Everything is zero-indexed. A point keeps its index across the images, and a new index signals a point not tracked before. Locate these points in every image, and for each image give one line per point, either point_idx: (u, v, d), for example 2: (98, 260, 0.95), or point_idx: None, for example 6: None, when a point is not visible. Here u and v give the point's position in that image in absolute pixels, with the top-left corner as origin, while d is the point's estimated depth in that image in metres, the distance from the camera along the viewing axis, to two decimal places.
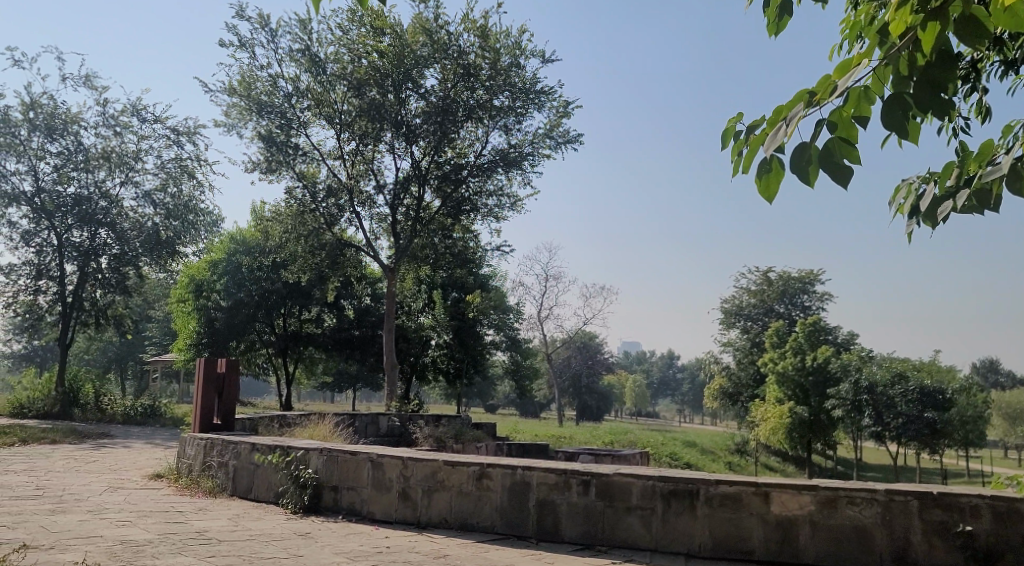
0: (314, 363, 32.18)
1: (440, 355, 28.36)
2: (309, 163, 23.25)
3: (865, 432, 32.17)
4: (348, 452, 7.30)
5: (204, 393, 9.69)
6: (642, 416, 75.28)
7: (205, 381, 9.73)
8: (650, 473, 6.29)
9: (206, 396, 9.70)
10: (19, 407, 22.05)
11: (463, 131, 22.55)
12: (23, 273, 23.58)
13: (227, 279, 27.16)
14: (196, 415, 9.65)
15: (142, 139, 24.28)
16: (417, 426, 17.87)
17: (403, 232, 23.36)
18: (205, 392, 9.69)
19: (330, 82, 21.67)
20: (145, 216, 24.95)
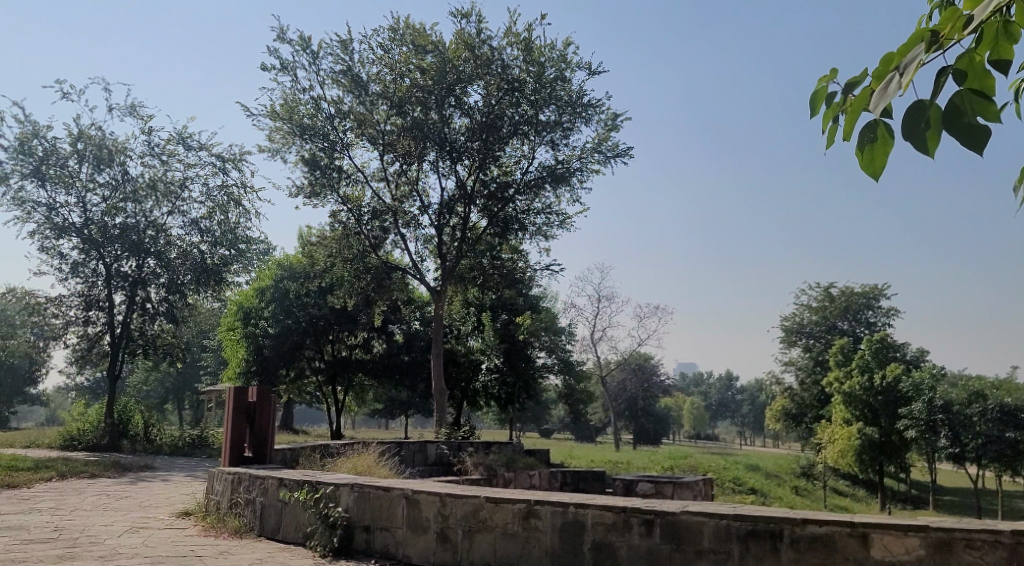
0: (365, 390, 31.71)
1: (491, 381, 27.63)
2: (354, 186, 22.90)
3: (941, 455, 30.12)
4: (381, 488, 6.57)
5: (234, 423, 9.09)
6: (701, 439, 73.28)
7: (235, 410, 9.17)
8: (723, 511, 5.42)
9: (237, 427, 9.11)
10: (69, 440, 21.96)
11: (508, 147, 21.94)
12: (74, 305, 23.65)
13: (275, 307, 26.94)
14: (226, 447, 9.06)
15: (188, 167, 24.24)
16: (467, 454, 17.10)
17: (451, 253, 22.76)
18: (234, 422, 9.10)
19: (372, 102, 21.27)
20: (192, 244, 24.84)
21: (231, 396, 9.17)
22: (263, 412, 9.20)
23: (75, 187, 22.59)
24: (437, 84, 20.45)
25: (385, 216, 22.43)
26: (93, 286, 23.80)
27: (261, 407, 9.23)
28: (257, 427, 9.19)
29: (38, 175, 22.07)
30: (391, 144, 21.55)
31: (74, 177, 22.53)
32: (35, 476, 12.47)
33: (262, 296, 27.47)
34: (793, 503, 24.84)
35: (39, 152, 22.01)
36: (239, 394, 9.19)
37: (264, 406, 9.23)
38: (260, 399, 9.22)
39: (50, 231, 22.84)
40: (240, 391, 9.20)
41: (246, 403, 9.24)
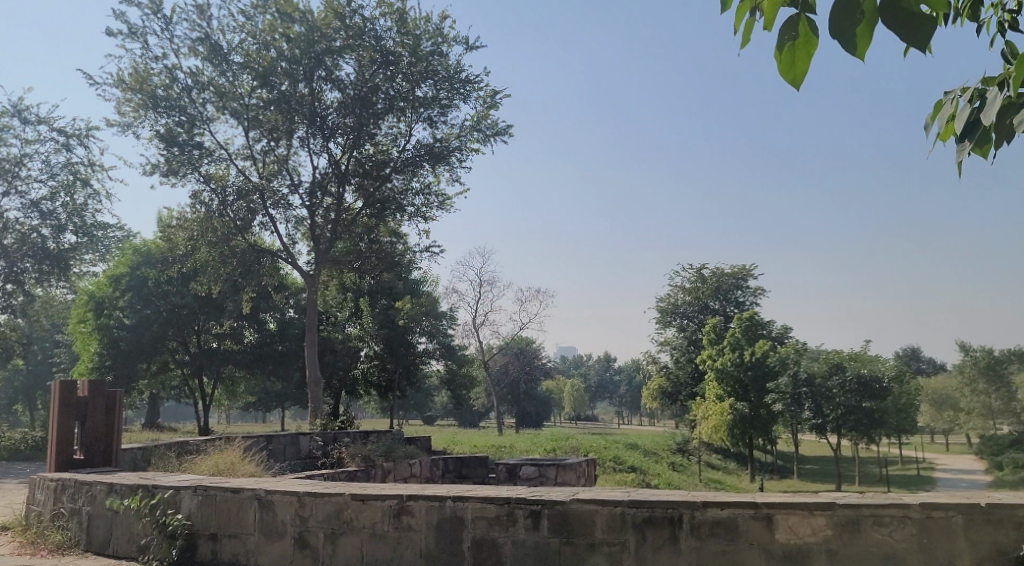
0: (235, 383, 29.99)
1: (371, 368, 26.37)
2: (217, 164, 21.35)
3: (806, 426, 31.21)
4: (228, 490, 5.70)
5: (60, 421, 7.96)
6: (581, 421, 74.38)
7: (61, 408, 8.03)
8: (616, 497, 4.87)
9: (64, 426, 7.98)
10: None
11: (383, 123, 20.90)
12: None
13: (132, 295, 25.00)
14: (52, 449, 7.93)
15: (26, 142, 22.04)
16: (342, 445, 16.07)
17: (324, 234, 21.54)
18: (62, 421, 7.97)
19: (234, 73, 19.78)
20: (31, 229, 22.58)
21: (57, 392, 8.01)
22: (97, 408, 8.14)
23: None
24: (303, 55, 19.20)
25: (248, 194, 20.89)
26: None
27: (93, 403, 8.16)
28: (88, 425, 8.12)
29: None
30: (256, 118, 20.11)
31: None
32: None
33: (118, 285, 25.41)
34: (671, 479, 25.08)
35: None
36: (66, 390, 8.05)
37: (98, 401, 8.17)
38: (94, 393, 8.16)
39: None
40: (68, 387, 8.06)
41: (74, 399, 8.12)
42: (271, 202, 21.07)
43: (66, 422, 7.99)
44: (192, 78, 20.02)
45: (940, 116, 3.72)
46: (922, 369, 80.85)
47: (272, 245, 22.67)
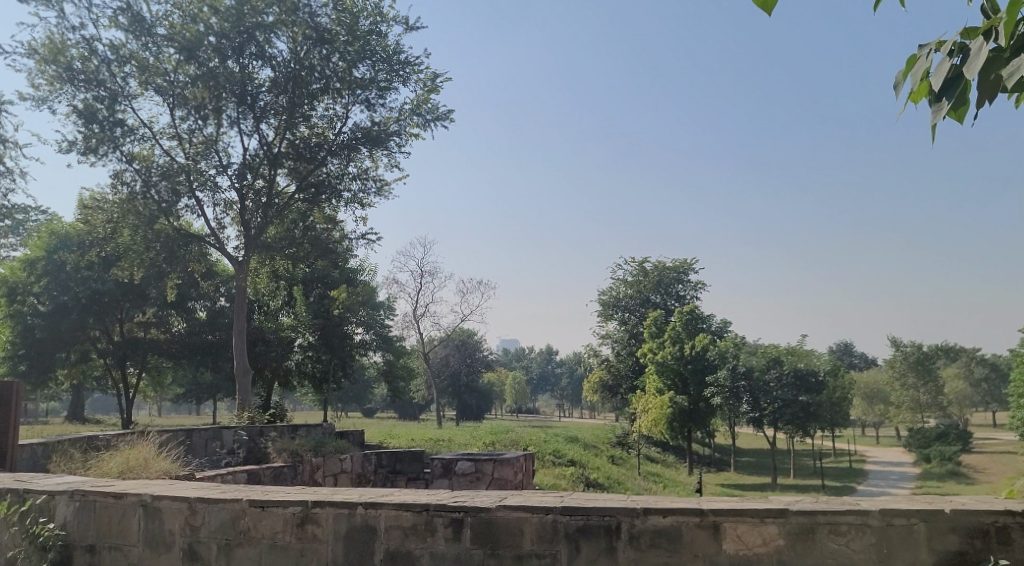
0: (161, 373, 28.73)
1: (306, 359, 25.18)
2: (140, 143, 20.21)
3: (743, 418, 31.27)
4: (110, 496, 5.03)
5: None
6: (522, 413, 74.12)
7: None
8: (547, 504, 4.35)
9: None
10: None
11: (319, 104, 19.97)
12: None
13: (49, 281, 23.67)
14: None
15: None
16: (270, 438, 15.26)
17: (255, 219, 20.57)
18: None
19: (159, 46, 18.71)
20: None
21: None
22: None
23: None
24: (232, 29, 18.23)
25: (173, 174, 19.81)
26: None
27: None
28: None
29: None
30: (182, 94, 19.01)
31: None
32: None
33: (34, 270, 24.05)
34: (611, 472, 24.79)
35: None
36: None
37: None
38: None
39: None
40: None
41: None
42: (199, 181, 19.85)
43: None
44: (112, 51, 18.90)
45: (912, 73, 3.26)
46: (854, 364, 82.79)
47: (200, 229, 21.61)
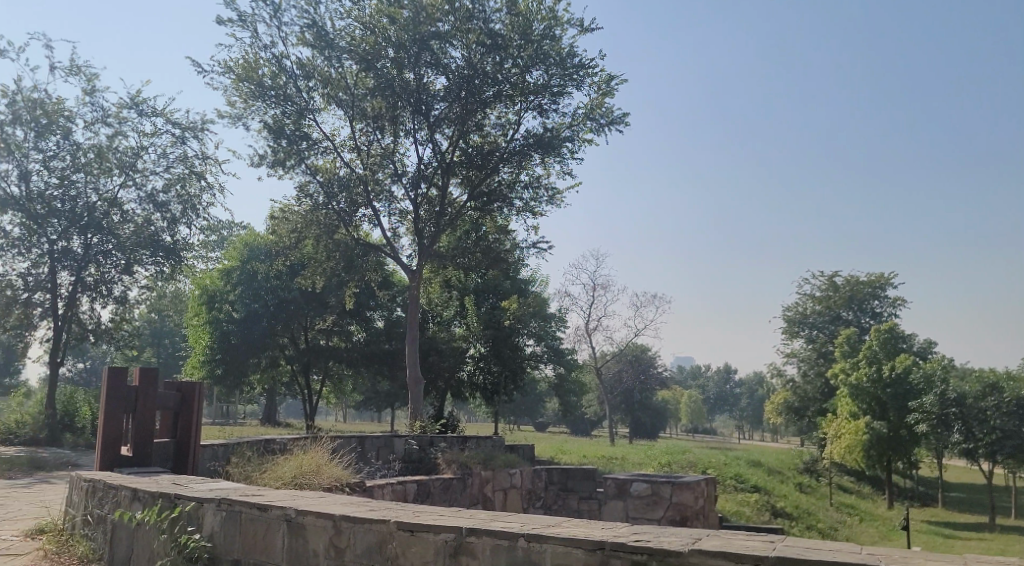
0: (342, 381, 29.67)
1: (478, 369, 25.27)
2: (324, 156, 20.85)
3: (952, 450, 27.99)
4: (256, 508, 4.63)
5: (105, 416, 7.30)
6: (700, 433, 71.33)
7: (107, 399, 7.36)
8: (755, 553, 3.42)
9: (110, 424, 7.34)
10: (7, 433, 20.13)
11: (489, 113, 19.93)
12: (16, 285, 21.76)
13: (242, 289, 25.07)
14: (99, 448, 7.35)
15: (143, 136, 22.22)
16: (439, 448, 14.97)
17: (428, 228, 20.66)
18: (110, 415, 7.32)
19: (340, 60, 19.20)
20: (147, 220, 22.75)
21: (107, 385, 7.37)
22: (143, 397, 7.48)
23: (15, 154, 20.52)
24: (409, 37, 18.32)
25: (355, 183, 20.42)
26: (37, 265, 21.88)
27: (142, 393, 7.50)
28: (137, 418, 7.46)
29: None
30: (361, 106, 19.58)
31: (13, 142, 20.46)
32: None
33: (230, 279, 25.63)
34: (799, 501, 22.80)
35: None
36: (114, 377, 7.38)
37: (148, 392, 7.52)
38: (143, 383, 7.51)
39: None
40: (117, 375, 7.39)
41: (125, 389, 7.48)
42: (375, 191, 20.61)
43: (118, 413, 7.35)
44: (299, 67, 19.57)
45: None
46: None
47: (376, 239, 22.04)
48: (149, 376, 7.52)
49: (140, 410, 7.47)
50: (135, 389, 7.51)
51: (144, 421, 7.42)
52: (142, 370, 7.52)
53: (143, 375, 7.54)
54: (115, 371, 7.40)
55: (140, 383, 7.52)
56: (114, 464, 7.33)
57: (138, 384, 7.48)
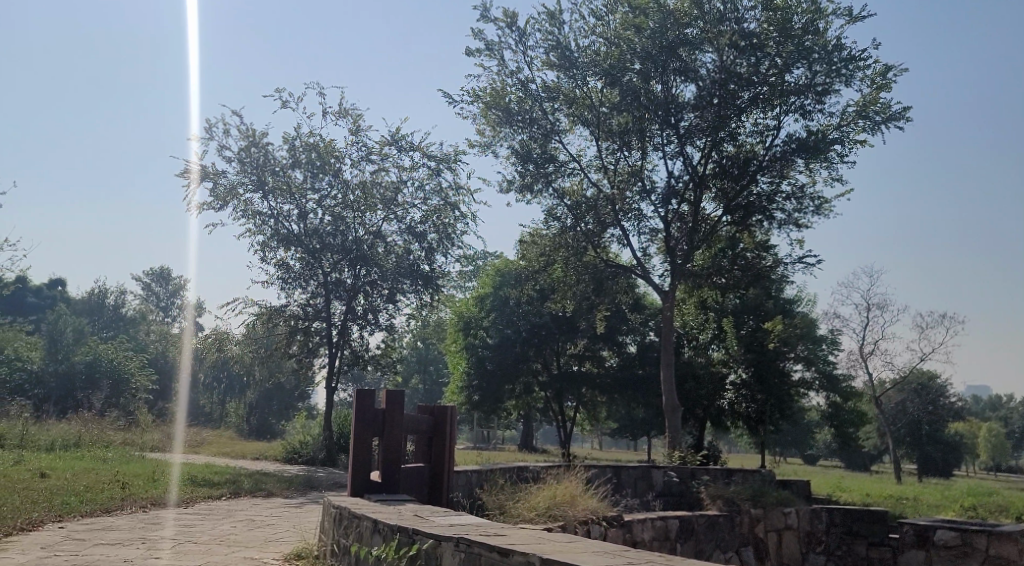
0: (597, 408, 29.13)
1: (740, 398, 23.69)
2: (571, 178, 20.61)
3: None
4: (496, 552, 3.99)
5: (356, 441, 7.42)
6: (1004, 473, 62.32)
7: (357, 424, 7.46)
8: None
9: (360, 449, 7.49)
10: (292, 452, 21.85)
11: (744, 119, 18.53)
12: (297, 315, 23.71)
13: (496, 315, 25.61)
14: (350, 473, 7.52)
15: (403, 171, 23.38)
16: (701, 481, 13.76)
17: (681, 246, 19.54)
18: (360, 439, 7.44)
19: (585, 78, 18.90)
20: (407, 250, 23.85)
21: (354, 408, 7.43)
22: (390, 420, 7.57)
23: (294, 195, 22.37)
24: (656, 46, 17.52)
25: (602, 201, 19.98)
26: (315, 296, 23.74)
27: (389, 417, 7.56)
28: (384, 441, 7.59)
29: (259, 187, 22.18)
30: (608, 124, 19.13)
31: (293, 184, 22.34)
32: (199, 496, 11.43)
33: (485, 305, 26.17)
34: None
35: (259, 160, 22.11)
36: (362, 401, 7.44)
37: (395, 416, 7.59)
38: (390, 407, 7.57)
39: (275, 241, 22.97)
40: (366, 398, 7.46)
41: (373, 412, 7.56)
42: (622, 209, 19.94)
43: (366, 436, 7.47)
44: (545, 90, 19.49)
45: None
46: None
47: (626, 260, 21.31)
48: (395, 399, 7.55)
49: (388, 434, 7.57)
50: (381, 412, 7.58)
51: (390, 445, 7.56)
52: (390, 392, 7.55)
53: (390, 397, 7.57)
54: (365, 395, 7.44)
55: (387, 406, 7.58)
56: (364, 488, 7.55)
57: (386, 407, 7.58)
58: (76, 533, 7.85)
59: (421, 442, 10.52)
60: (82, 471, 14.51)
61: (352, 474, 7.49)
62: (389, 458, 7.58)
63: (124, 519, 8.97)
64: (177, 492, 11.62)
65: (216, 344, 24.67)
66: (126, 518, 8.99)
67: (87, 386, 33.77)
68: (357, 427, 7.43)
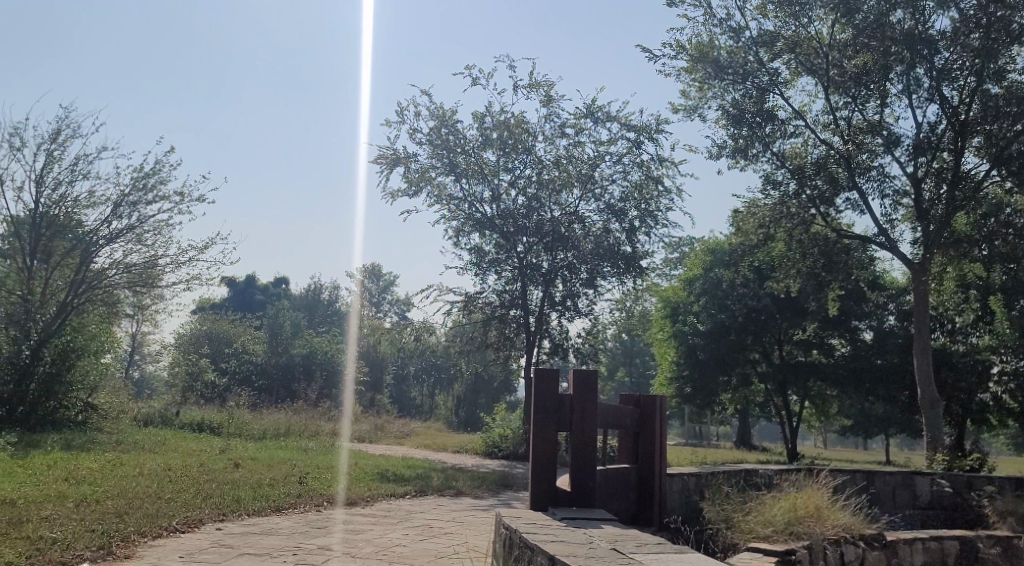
0: (827, 403, 25.92)
1: (1005, 388, 20.68)
2: (795, 141, 18.23)
3: None
4: None
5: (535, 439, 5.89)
6: None
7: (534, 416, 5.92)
8: None
9: (543, 448, 5.95)
10: (491, 446, 20.85)
11: (1015, 48, 15.11)
12: (495, 302, 22.73)
13: (707, 298, 23.26)
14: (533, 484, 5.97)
15: (602, 145, 21.70)
16: (983, 492, 10.89)
17: (937, 210, 16.11)
18: (540, 434, 5.91)
19: (812, 18, 16.45)
20: (606, 230, 22.16)
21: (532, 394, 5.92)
22: (576, 410, 5.98)
23: (487, 176, 21.43)
24: None
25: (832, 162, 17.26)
26: (512, 283, 22.63)
27: (578, 408, 5.98)
28: (574, 437, 5.99)
29: (452, 170, 21.47)
30: (840, 69, 16.37)
31: (486, 165, 21.42)
32: (380, 493, 10.36)
33: (693, 289, 23.94)
34: None
35: (452, 142, 21.38)
36: (542, 383, 5.90)
37: (586, 404, 5.97)
38: (578, 394, 5.97)
39: (469, 226, 22.20)
40: (549, 380, 5.92)
41: (557, 401, 5.99)
42: (857, 168, 17.04)
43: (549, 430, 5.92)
44: (760, 37, 17.05)
45: None
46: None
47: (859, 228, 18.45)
48: (587, 382, 5.95)
49: (578, 428, 5.96)
50: (567, 401, 6.00)
51: (582, 441, 5.94)
52: (578, 373, 5.97)
53: (577, 381, 5.97)
54: (546, 378, 5.90)
55: (574, 393, 6.00)
56: (548, 500, 5.97)
57: (572, 395, 6.00)
58: (228, 538, 6.79)
59: (628, 438, 8.78)
60: (278, 462, 14.15)
61: (533, 481, 5.94)
62: (579, 462, 5.96)
63: (290, 520, 7.96)
64: (359, 488, 10.63)
65: (416, 335, 24.27)
66: (291, 520, 7.98)
67: (305, 376, 35.15)
68: (537, 416, 5.92)
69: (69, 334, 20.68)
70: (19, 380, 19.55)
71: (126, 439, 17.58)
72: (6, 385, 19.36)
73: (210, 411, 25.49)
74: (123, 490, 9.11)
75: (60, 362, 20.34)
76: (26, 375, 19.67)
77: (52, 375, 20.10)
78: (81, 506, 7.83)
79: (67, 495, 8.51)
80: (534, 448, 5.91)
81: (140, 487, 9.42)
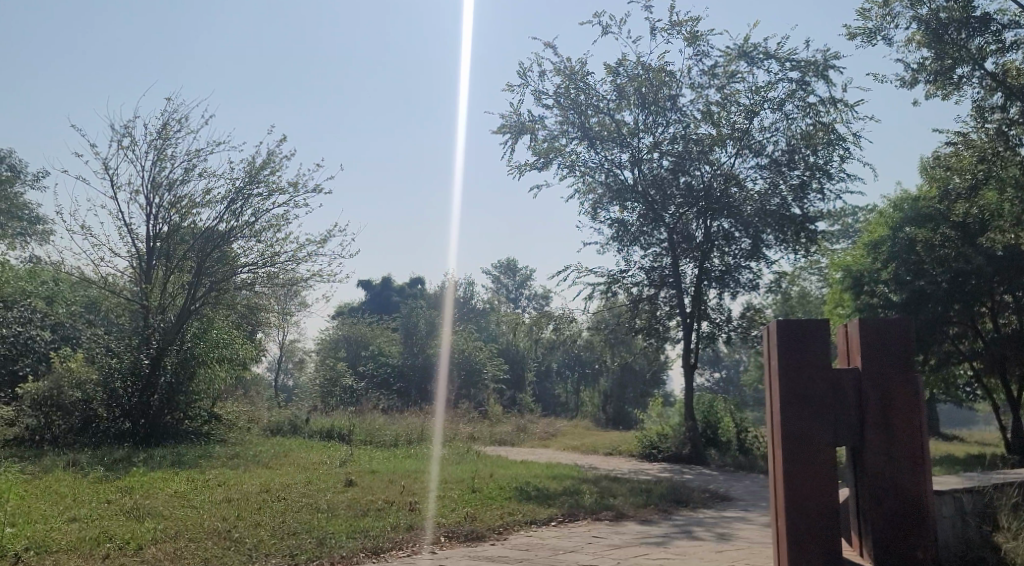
0: None
1: None
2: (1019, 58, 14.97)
3: None
4: None
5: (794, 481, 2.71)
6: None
7: (785, 419, 2.73)
8: None
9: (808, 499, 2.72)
10: (649, 447, 18.13)
11: None
12: (642, 282, 20.03)
13: (897, 263, 19.60)
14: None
15: (760, 91, 18.49)
16: None
17: None
18: (813, 465, 2.71)
19: None
20: (771, 189, 19.00)
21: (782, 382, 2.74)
22: (868, 403, 2.72)
23: (625, 139, 18.79)
24: None
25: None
26: (660, 258, 19.82)
27: (876, 400, 2.71)
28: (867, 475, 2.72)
29: (585, 136, 19.03)
30: None
31: (623, 126, 18.80)
32: (514, 519, 7.89)
33: (880, 253, 20.28)
34: None
35: (581, 102, 18.84)
36: (805, 355, 2.72)
37: (892, 392, 2.69)
38: (875, 370, 2.71)
39: (607, 197, 19.67)
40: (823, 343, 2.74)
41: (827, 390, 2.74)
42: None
43: (830, 458, 2.73)
44: None
45: None
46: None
47: None
48: (893, 344, 2.72)
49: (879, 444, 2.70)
50: (852, 387, 2.74)
51: (897, 480, 2.70)
52: (866, 328, 2.75)
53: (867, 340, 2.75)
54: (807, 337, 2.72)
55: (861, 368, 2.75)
56: None
57: (855, 373, 2.75)
58: None
59: None
60: (398, 476, 11.95)
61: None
62: (885, 528, 2.70)
63: None
64: (485, 512, 8.22)
65: (556, 324, 21.81)
66: None
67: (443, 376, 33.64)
68: (798, 430, 2.73)
69: (189, 341, 19.44)
70: (142, 392, 18.71)
71: (247, 450, 16.07)
72: (128, 398, 18.50)
73: (342, 416, 24.05)
74: (185, 525, 7.06)
75: (181, 371, 19.15)
76: (146, 388, 18.74)
77: (171, 385, 19.04)
78: (104, 559, 5.67)
79: (104, 537, 6.43)
80: (798, 497, 2.71)
81: (205, 521, 7.26)
